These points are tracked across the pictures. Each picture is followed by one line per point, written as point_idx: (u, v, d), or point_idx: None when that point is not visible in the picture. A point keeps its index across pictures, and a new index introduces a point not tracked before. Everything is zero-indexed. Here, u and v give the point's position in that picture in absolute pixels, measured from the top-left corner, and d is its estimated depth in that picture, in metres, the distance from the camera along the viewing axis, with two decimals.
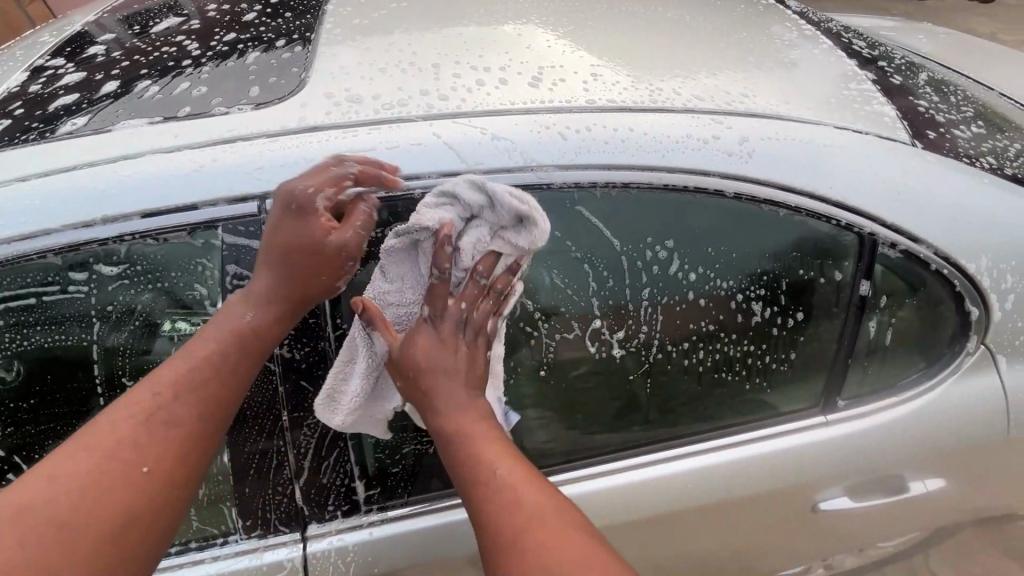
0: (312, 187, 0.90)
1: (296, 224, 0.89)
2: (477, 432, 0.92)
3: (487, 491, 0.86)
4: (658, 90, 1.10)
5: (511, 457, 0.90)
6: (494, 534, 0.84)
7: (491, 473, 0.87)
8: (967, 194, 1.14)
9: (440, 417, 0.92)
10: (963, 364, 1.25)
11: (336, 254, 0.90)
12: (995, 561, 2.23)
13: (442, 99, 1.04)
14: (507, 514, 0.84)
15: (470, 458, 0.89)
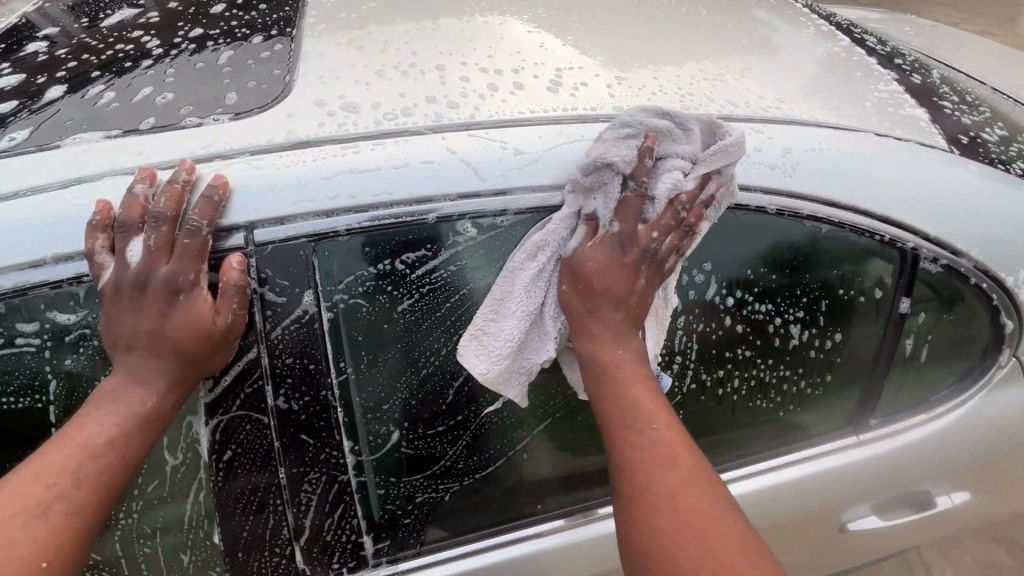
0: (171, 269, 0.79)
1: (167, 312, 0.80)
2: (631, 382, 0.87)
3: (637, 433, 0.84)
4: (689, 96, 1.00)
5: (665, 415, 0.86)
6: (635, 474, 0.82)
7: (648, 429, 0.84)
8: (1005, 202, 1.08)
9: (593, 345, 0.89)
10: (994, 377, 1.20)
11: (223, 330, 0.81)
12: (988, 551, 2.25)
13: (453, 108, 0.92)
14: (658, 475, 0.80)
15: (617, 394, 0.86)
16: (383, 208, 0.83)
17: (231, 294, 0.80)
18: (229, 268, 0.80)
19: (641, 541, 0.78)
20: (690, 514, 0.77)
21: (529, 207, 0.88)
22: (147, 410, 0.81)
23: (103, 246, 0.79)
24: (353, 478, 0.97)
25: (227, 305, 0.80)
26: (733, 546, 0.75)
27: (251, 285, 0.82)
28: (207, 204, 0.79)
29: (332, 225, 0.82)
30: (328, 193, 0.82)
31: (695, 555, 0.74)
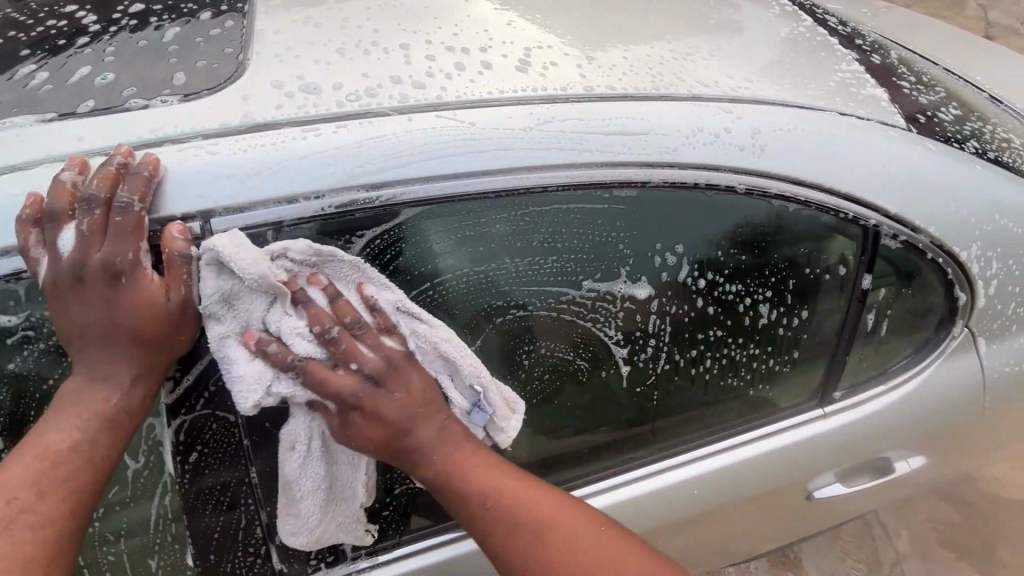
0: (105, 252, 0.72)
1: (110, 299, 0.73)
2: (473, 466, 0.86)
3: (496, 514, 0.84)
4: (660, 77, 0.99)
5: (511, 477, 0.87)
6: (517, 553, 0.84)
7: (500, 500, 0.85)
8: (958, 180, 1.12)
9: (425, 465, 0.86)
10: (948, 347, 1.26)
11: (176, 309, 0.76)
12: (938, 509, 2.40)
13: (419, 88, 0.88)
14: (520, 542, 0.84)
15: (466, 492, 0.85)
16: (347, 193, 0.79)
17: (177, 264, 0.74)
18: (170, 238, 0.74)
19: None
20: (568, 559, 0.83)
21: (501, 189, 0.85)
22: (112, 407, 0.76)
23: (36, 240, 0.73)
24: None
25: (178, 281, 0.75)
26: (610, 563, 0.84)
27: (197, 254, 0.75)
28: (138, 180, 0.73)
29: (292, 210, 0.78)
30: (288, 179, 0.77)
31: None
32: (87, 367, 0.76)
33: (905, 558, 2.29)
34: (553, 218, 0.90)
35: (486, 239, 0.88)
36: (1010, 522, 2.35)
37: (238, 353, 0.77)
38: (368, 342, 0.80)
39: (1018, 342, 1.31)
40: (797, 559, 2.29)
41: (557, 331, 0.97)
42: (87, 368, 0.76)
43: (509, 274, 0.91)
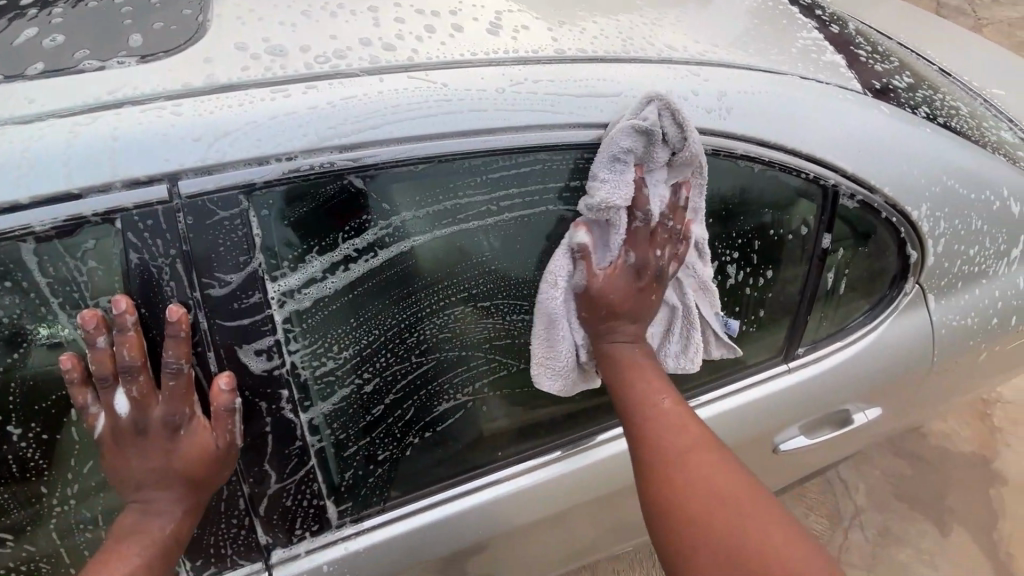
0: (164, 411, 0.82)
1: (170, 447, 0.84)
2: (659, 392, 0.96)
3: (656, 414, 0.93)
4: (629, 41, 1.01)
5: (685, 414, 0.94)
6: (667, 457, 0.89)
7: (671, 418, 0.93)
8: (910, 142, 1.18)
9: (620, 347, 0.98)
10: (901, 303, 1.33)
11: (224, 450, 0.86)
12: (893, 463, 2.57)
13: (389, 50, 0.87)
14: (672, 461, 0.89)
15: (636, 383, 0.96)
16: (319, 154, 0.78)
17: (223, 415, 0.84)
18: (216, 391, 0.83)
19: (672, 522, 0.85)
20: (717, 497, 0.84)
21: (475, 151, 0.85)
22: (166, 536, 0.85)
23: (93, 400, 0.81)
24: (309, 441, 0.95)
25: (224, 426, 0.84)
26: (760, 518, 0.82)
27: (238, 403, 0.85)
28: (176, 341, 0.78)
29: (262, 171, 0.76)
30: (257, 140, 0.76)
31: (717, 527, 0.82)
32: (145, 498, 0.85)
33: (864, 510, 2.44)
34: (524, 179, 0.90)
35: (456, 203, 0.88)
36: (956, 472, 2.53)
37: (628, 180, 0.91)
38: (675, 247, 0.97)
39: (964, 296, 1.40)
40: None
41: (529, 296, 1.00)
42: (145, 498, 0.85)
43: (489, 243, 0.93)
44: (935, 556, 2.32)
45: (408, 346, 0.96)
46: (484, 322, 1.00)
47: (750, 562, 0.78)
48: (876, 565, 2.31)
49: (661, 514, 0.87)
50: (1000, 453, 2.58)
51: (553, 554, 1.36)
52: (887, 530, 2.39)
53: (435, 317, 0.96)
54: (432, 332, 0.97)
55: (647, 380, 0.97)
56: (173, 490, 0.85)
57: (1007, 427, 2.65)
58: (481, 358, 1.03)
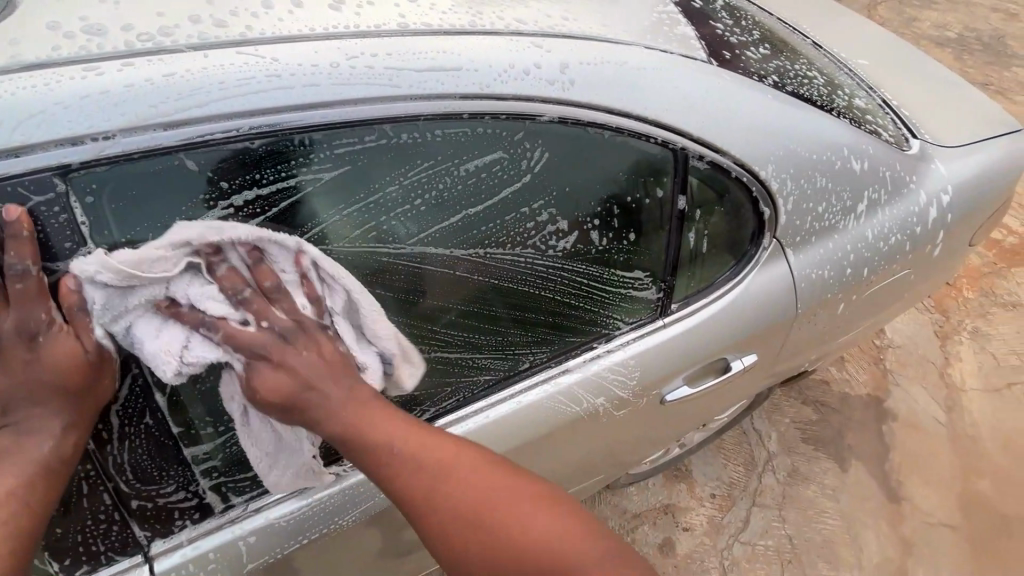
0: (15, 321, 0.77)
1: (32, 360, 0.81)
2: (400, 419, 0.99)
3: (387, 462, 0.96)
4: (478, 15, 1.03)
5: (413, 431, 0.99)
6: (420, 497, 0.96)
7: (410, 466, 0.96)
8: (752, 106, 1.28)
9: (332, 419, 0.93)
10: (761, 257, 1.46)
11: (94, 356, 0.82)
12: (800, 410, 2.79)
13: (216, 26, 0.84)
14: (482, 545, 0.94)
15: (369, 446, 0.95)
16: (138, 134, 0.77)
17: (81, 317, 0.81)
18: (65, 292, 0.79)
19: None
20: (550, 550, 0.95)
21: (315, 124, 0.86)
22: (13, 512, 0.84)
23: None
24: (174, 431, 0.95)
25: (86, 328, 0.81)
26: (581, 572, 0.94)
27: (97, 304, 0.82)
28: (16, 242, 0.74)
29: (73, 154, 0.74)
30: (64, 122, 0.73)
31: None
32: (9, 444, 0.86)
33: (776, 456, 2.66)
34: (381, 154, 0.93)
35: (319, 179, 0.90)
36: (851, 412, 2.79)
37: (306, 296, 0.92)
38: (283, 304, 0.89)
39: (820, 248, 1.54)
40: (688, 471, 2.59)
41: (408, 265, 1.03)
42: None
43: (354, 216, 0.95)
44: (835, 489, 2.58)
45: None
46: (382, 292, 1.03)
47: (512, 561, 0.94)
48: (786, 504, 2.54)
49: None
50: (891, 392, 2.85)
51: None
52: (796, 472, 2.62)
53: None
54: None
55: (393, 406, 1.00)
56: (45, 405, 0.83)
57: (896, 368, 2.93)
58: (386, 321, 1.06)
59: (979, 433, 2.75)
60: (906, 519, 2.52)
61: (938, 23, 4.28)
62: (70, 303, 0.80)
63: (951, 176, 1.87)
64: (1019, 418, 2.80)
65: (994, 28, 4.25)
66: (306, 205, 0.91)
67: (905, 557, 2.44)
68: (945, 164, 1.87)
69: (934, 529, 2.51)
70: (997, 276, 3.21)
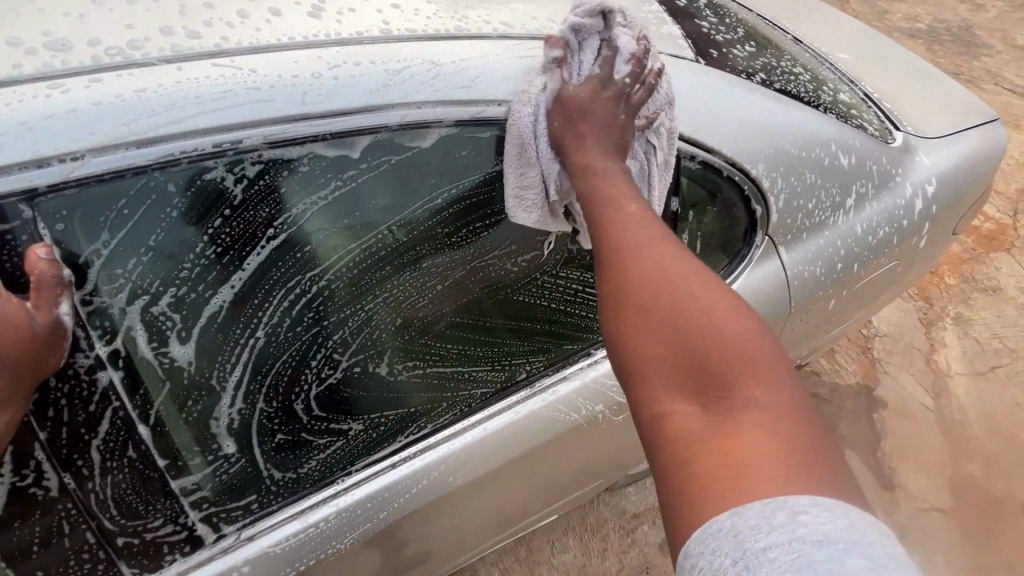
0: None
1: None
2: (624, 201, 0.98)
3: (616, 218, 0.96)
4: (462, 19, 1.00)
5: (645, 219, 0.96)
6: (619, 258, 0.92)
7: (634, 227, 0.94)
8: (741, 103, 1.28)
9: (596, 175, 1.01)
10: (754, 255, 1.45)
11: (45, 330, 0.73)
12: None
13: (189, 38, 0.80)
14: (661, 311, 0.84)
15: (602, 200, 0.98)
16: (109, 153, 0.72)
17: (44, 287, 0.73)
18: (33, 260, 0.72)
19: (719, 415, 0.76)
20: (748, 366, 0.78)
21: (298, 137, 0.82)
22: None
23: None
24: (159, 463, 0.90)
25: (45, 300, 0.73)
26: (769, 413, 0.74)
27: (65, 276, 0.75)
28: None
29: (38, 177, 0.70)
30: (30, 143, 0.69)
31: (737, 457, 0.70)
32: None
33: None
34: (375, 177, 0.91)
35: (312, 203, 0.87)
36: (843, 402, 2.82)
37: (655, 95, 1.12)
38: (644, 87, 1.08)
39: (811, 244, 1.54)
40: None
41: (403, 278, 1.01)
42: None
43: (347, 230, 0.92)
44: None
45: (302, 342, 0.96)
46: (376, 307, 1.01)
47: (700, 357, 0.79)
48: None
49: (632, 381, 0.84)
50: (881, 380, 2.88)
51: (467, 529, 1.39)
52: None
53: (324, 300, 0.95)
54: (324, 315, 0.96)
55: (632, 188, 1.01)
56: None
57: (885, 357, 2.96)
58: (382, 336, 1.04)
59: (967, 417, 2.79)
60: (900, 505, 2.55)
61: (909, 15, 4.35)
62: (32, 269, 0.72)
63: (933, 167, 1.89)
64: (1006, 401, 2.84)
65: (963, 19, 4.33)
66: (291, 221, 0.87)
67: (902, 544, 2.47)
68: (927, 156, 1.89)
69: (928, 515, 2.54)
70: (976, 262, 3.26)
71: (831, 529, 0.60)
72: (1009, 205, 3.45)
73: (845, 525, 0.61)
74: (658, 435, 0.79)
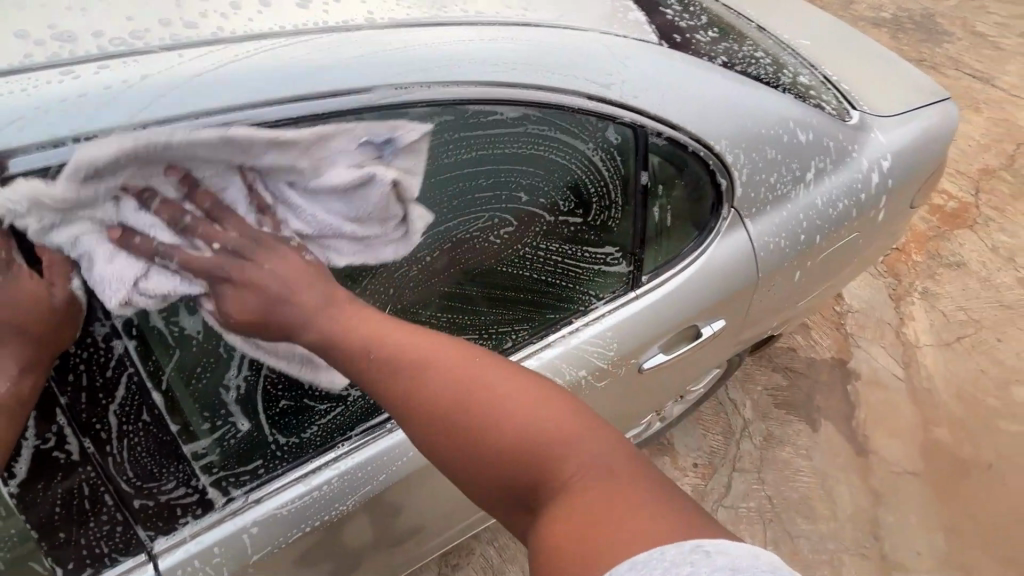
0: None
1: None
2: (378, 336, 0.96)
3: (373, 362, 0.95)
4: (441, 8, 1.08)
5: (404, 337, 0.96)
6: (409, 407, 0.93)
7: (398, 361, 0.94)
8: (703, 83, 1.37)
9: (326, 317, 0.96)
10: (721, 227, 1.55)
11: (63, 302, 0.81)
12: (772, 377, 2.93)
13: (186, 28, 0.87)
14: (465, 447, 0.89)
15: (361, 345, 0.95)
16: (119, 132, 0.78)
17: (58, 263, 0.80)
18: (47, 238, 0.79)
19: (551, 497, 0.85)
20: (552, 441, 0.87)
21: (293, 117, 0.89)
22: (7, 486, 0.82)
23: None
24: (171, 427, 0.97)
25: (60, 275, 0.80)
26: (580, 473, 0.85)
27: (75, 252, 0.81)
28: None
29: (54, 155, 0.76)
30: (45, 124, 0.75)
31: (582, 544, 0.78)
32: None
33: (751, 422, 2.79)
34: None
35: None
36: (818, 374, 2.95)
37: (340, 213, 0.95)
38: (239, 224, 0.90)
39: (774, 217, 1.65)
40: (671, 445, 2.70)
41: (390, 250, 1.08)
42: None
43: None
44: (809, 449, 2.73)
45: None
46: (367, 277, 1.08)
47: (511, 466, 0.87)
48: (764, 467, 2.67)
49: (486, 504, 0.93)
50: (853, 353, 3.02)
51: (460, 496, 1.47)
52: (771, 435, 2.76)
53: None
54: None
55: (376, 315, 0.99)
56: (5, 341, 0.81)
57: (857, 331, 3.10)
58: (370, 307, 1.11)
59: (933, 385, 2.94)
60: (874, 470, 2.69)
61: (873, 5, 4.52)
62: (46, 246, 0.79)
63: (889, 144, 2.01)
64: (970, 368, 3.00)
65: (923, 8, 4.51)
66: None
67: (876, 506, 2.60)
68: (883, 133, 2.01)
69: (900, 478, 2.68)
70: (940, 238, 3.43)
71: (642, 571, 0.71)
72: (970, 184, 3.62)
73: (670, 564, 0.71)
74: (535, 537, 0.87)
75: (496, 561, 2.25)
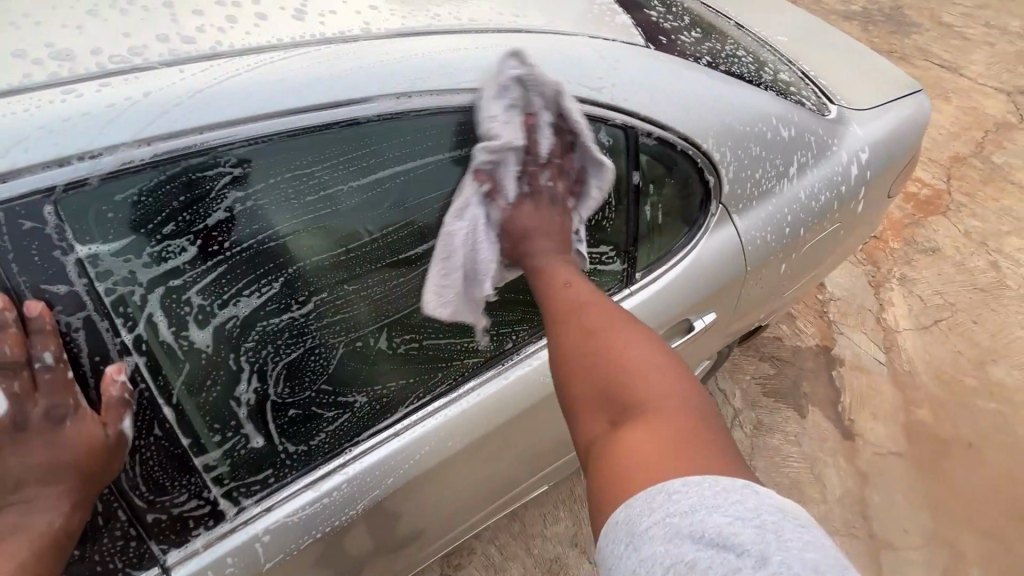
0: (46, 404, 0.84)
1: (58, 439, 0.86)
2: (565, 284, 1.20)
3: (557, 294, 1.19)
4: (433, 16, 1.09)
5: (582, 290, 1.19)
6: (560, 327, 1.14)
7: (569, 294, 1.18)
8: (690, 83, 1.41)
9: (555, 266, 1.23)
10: (710, 223, 1.59)
11: (115, 441, 0.89)
12: (759, 366, 3.01)
13: (185, 43, 0.87)
14: (591, 361, 1.05)
15: (551, 283, 1.21)
16: (122, 150, 0.79)
17: (115, 406, 0.88)
18: (107, 385, 0.88)
19: (637, 421, 0.93)
20: (664, 386, 0.97)
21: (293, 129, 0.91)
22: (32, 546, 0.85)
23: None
24: (183, 441, 0.97)
25: (115, 418, 0.88)
26: (676, 416, 0.92)
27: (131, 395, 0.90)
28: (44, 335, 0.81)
29: (58, 177, 0.76)
30: (49, 144, 0.75)
31: (653, 454, 0.85)
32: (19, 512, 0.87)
33: (741, 411, 2.86)
34: (361, 165, 1.00)
35: (305, 190, 0.96)
36: (804, 362, 3.03)
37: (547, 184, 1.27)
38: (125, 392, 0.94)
39: (760, 211, 1.70)
40: None
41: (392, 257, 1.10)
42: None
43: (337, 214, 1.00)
44: (798, 435, 2.81)
45: (304, 320, 1.04)
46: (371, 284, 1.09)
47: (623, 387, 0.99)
48: (755, 454, 2.74)
49: (579, 421, 1.04)
50: (837, 339, 3.11)
51: (462, 496, 1.49)
52: (760, 423, 2.83)
53: (320, 280, 1.03)
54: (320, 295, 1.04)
55: (578, 276, 1.22)
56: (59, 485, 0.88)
57: (840, 319, 3.19)
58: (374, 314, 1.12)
59: (914, 368, 3.04)
60: (861, 453, 2.77)
61: None
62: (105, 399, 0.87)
63: (866, 136, 2.08)
64: (949, 350, 3.10)
65: (893, 1, 4.64)
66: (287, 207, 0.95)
67: (864, 488, 2.69)
68: (861, 126, 2.08)
69: (886, 459, 2.77)
70: (916, 225, 3.54)
71: (697, 499, 0.74)
72: (943, 171, 3.74)
73: (723, 489, 0.76)
74: (603, 453, 0.94)
75: (496, 559, 2.28)
